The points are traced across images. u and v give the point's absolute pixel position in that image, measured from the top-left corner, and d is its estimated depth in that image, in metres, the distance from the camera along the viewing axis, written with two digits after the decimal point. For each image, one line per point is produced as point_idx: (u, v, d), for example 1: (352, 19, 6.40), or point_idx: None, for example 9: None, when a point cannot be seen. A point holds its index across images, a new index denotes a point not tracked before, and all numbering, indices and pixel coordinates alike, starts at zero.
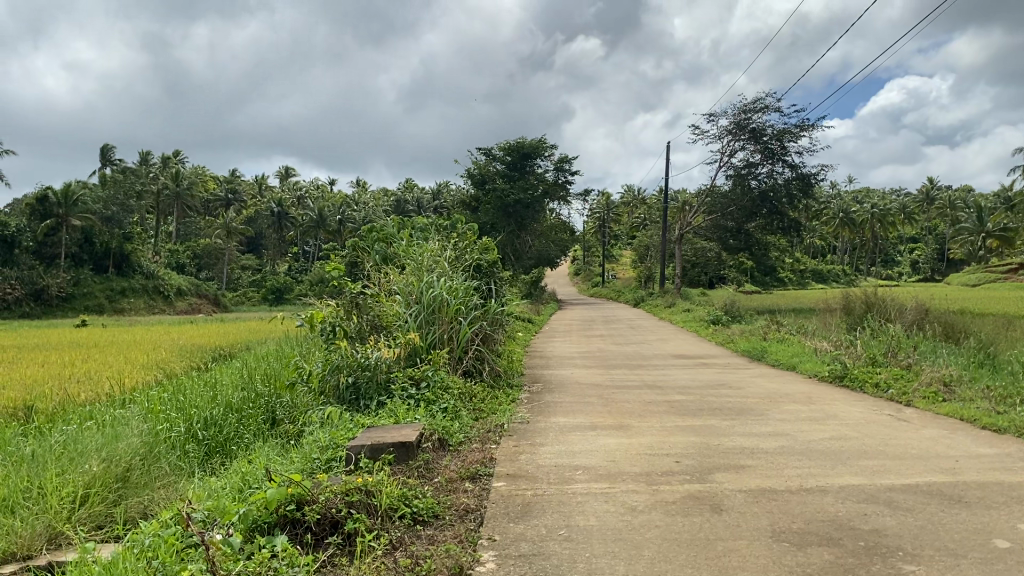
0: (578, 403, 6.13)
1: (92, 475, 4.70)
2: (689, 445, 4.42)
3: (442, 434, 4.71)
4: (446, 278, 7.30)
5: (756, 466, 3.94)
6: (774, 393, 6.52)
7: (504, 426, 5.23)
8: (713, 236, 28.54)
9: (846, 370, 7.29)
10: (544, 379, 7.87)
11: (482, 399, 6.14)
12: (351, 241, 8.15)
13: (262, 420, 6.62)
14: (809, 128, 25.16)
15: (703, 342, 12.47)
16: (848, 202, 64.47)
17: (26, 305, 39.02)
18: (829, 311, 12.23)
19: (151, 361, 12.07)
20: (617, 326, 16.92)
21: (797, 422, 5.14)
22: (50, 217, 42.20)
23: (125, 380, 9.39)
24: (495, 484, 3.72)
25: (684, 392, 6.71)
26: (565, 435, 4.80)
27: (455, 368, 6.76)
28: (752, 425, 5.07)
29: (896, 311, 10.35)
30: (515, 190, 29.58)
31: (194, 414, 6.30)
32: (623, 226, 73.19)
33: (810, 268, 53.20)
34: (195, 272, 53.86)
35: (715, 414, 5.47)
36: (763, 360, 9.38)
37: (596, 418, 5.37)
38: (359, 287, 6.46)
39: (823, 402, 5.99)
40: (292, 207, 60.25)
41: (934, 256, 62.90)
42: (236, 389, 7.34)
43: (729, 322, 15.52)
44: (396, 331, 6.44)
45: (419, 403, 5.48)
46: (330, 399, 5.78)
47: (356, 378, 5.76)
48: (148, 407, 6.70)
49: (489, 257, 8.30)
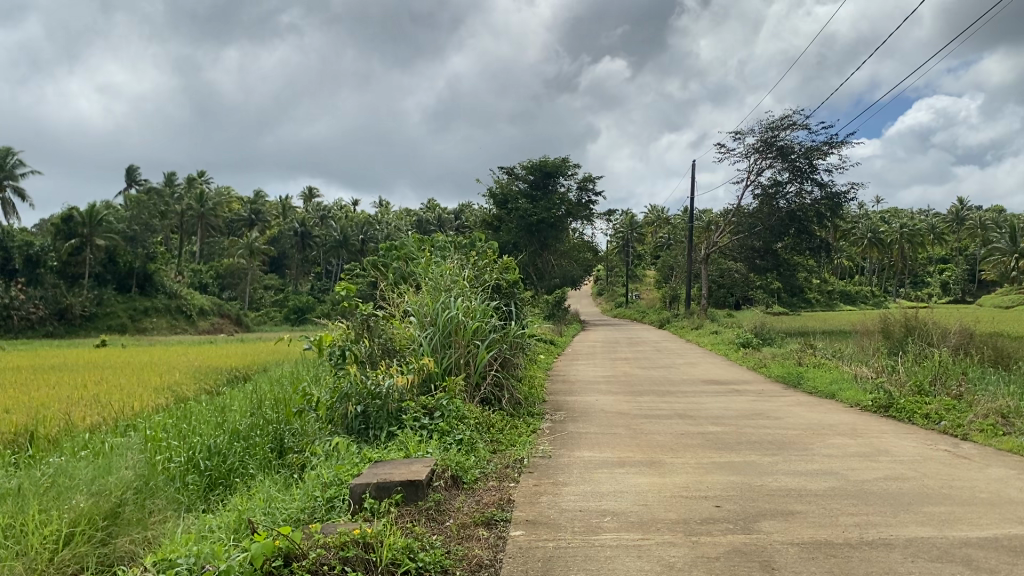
0: (605, 435, 5.69)
1: (78, 511, 4.31)
2: (728, 486, 3.98)
3: (455, 470, 4.31)
4: (464, 298, 6.92)
5: (807, 512, 3.50)
6: (815, 425, 6.06)
7: (524, 461, 4.82)
8: (739, 256, 28.01)
9: (890, 399, 6.82)
10: (567, 406, 7.45)
11: (501, 430, 5.73)
12: (368, 259, 7.83)
13: (268, 449, 6.25)
14: (838, 145, 24.67)
15: (735, 366, 12.00)
16: (876, 222, 63.68)
17: (49, 325, 39.21)
18: (866, 334, 11.70)
19: (164, 384, 11.77)
20: (642, 349, 16.49)
21: (849, 460, 4.66)
22: (75, 237, 42.43)
23: (133, 404, 9.06)
24: (512, 533, 3.31)
25: (719, 422, 6.25)
26: (589, 473, 4.37)
27: (471, 396, 6.37)
28: (798, 461, 4.60)
29: (938, 335, 9.84)
30: (538, 209, 29.28)
31: (196, 443, 5.96)
32: (647, 246, 72.73)
33: (837, 289, 52.39)
34: (218, 292, 53.95)
35: (754, 449, 5.03)
36: (799, 387, 8.88)
37: (622, 453, 4.95)
38: (370, 308, 6.04)
39: (871, 436, 5.51)
40: (316, 227, 60.34)
41: (965, 276, 61.72)
42: (244, 415, 6.99)
43: (759, 344, 15.01)
44: (410, 356, 6.06)
45: (431, 434, 5.08)
46: (338, 429, 5.41)
47: (366, 407, 5.37)
48: (149, 434, 6.33)
49: (509, 276, 7.93)
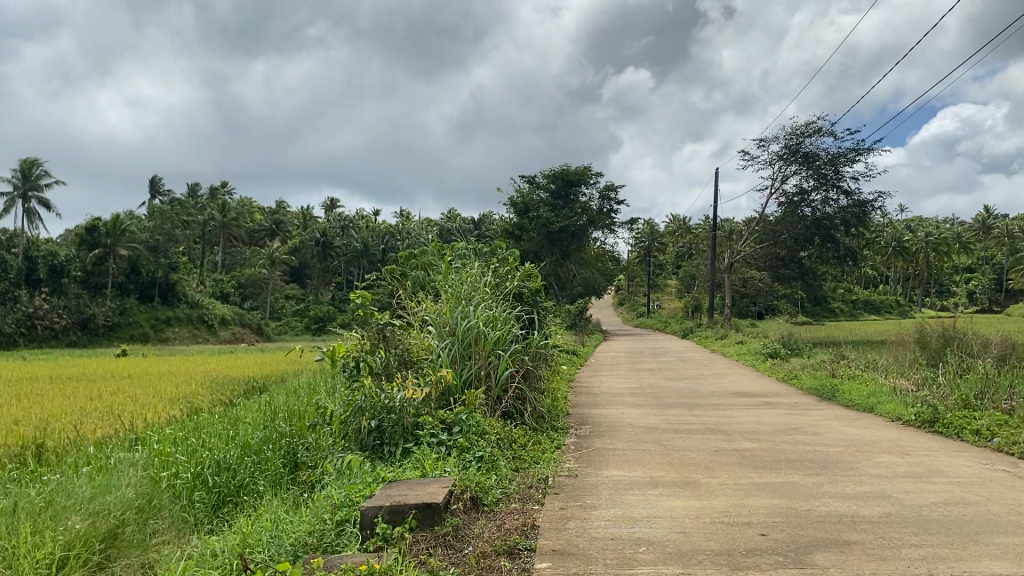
0: (634, 452, 5.36)
1: (73, 533, 4.03)
2: (773, 512, 3.65)
3: (475, 491, 4.00)
4: (484, 306, 6.62)
5: (865, 543, 3.16)
6: (857, 440, 5.70)
7: (548, 480, 4.50)
8: (764, 265, 27.54)
9: (936, 414, 6.41)
10: (591, 420, 7.13)
11: (523, 446, 5.42)
12: (386, 267, 7.57)
13: (281, 464, 5.98)
14: (865, 151, 24.20)
15: (764, 377, 11.63)
16: (901, 230, 63.04)
17: (72, 334, 39.46)
18: (900, 344, 11.26)
19: (178, 394, 11.55)
20: (665, 359, 16.12)
21: (901, 480, 4.30)
22: (98, 247, 42.58)
23: (145, 416, 8.84)
24: (536, 565, 3.00)
25: (754, 438, 5.88)
26: (620, 495, 4.04)
27: (492, 409, 6.07)
28: (845, 483, 4.25)
29: (978, 346, 9.41)
30: (559, 217, 29.01)
31: (205, 457, 5.69)
32: (668, 255, 72.37)
33: (862, 298, 51.73)
34: (239, 301, 53.92)
35: (795, 468, 4.68)
36: (834, 400, 8.47)
37: (653, 471, 4.61)
38: (386, 317, 5.71)
39: (921, 454, 5.12)
40: (337, 237, 60.46)
41: (992, 285, 60.53)
42: (257, 428, 6.72)
43: (787, 355, 14.57)
44: (426, 367, 5.76)
45: (450, 452, 4.77)
46: (352, 445, 5.12)
47: (380, 421, 5.08)
48: (157, 448, 6.06)
49: (532, 283, 7.62)
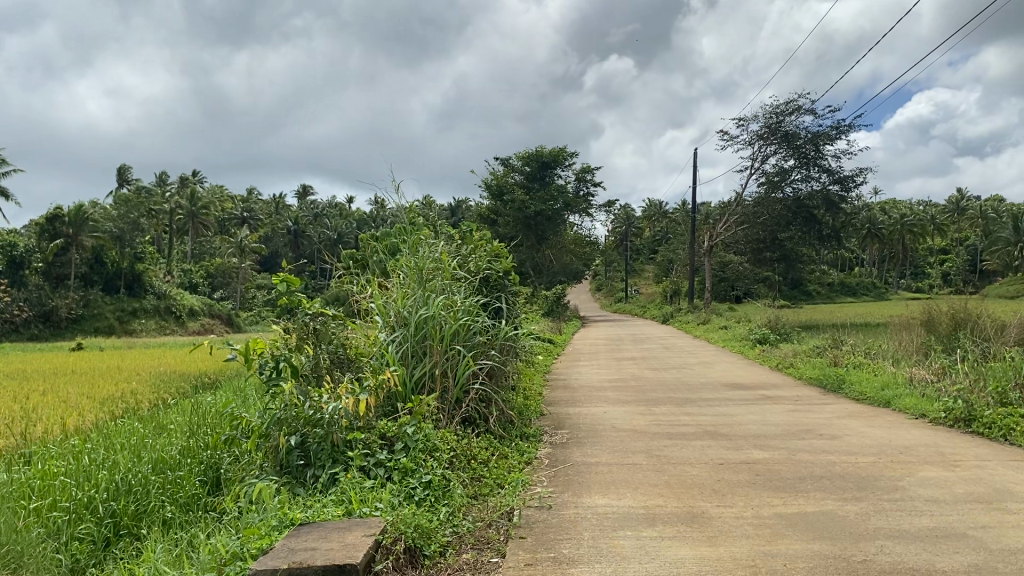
0: (620, 468, 4.35)
1: None
2: (819, 566, 2.66)
3: (413, 539, 2.98)
4: (444, 291, 5.56)
5: None
6: (889, 446, 4.74)
7: (515, 516, 3.49)
8: (745, 249, 26.65)
9: (972, 411, 5.50)
10: (566, 423, 6.08)
11: (484, 463, 4.39)
12: (344, 254, 6.45)
13: (198, 482, 4.92)
14: (846, 129, 23.20)
15: (756, 366, 10.69)
16: (878, 210, 62.87)
17: (34, 327, 37.89)
18: (905, 326, 10.33)
19: (111, 395, 10.33)
20: (648, 345, 15.27)
21: (970, 510, 3.31)
22: (60, 236, 40.98)
23: (61, 424, 7.67)
24: None
25: (764, 445, 4.90)
26: (606, 539, 3.04)
27: (449, 417, 5.02)
28: (905, 516, 3.24)
29: (994, 329, 8.50)
30: (536, 201, 28.01)
31: (93, 482, 4.59)
32: (646, 240, 71.97)
33: (839, 281, 51.42)
34: (208, 291, 52.37)
35: (826, 490, 3.68)
36: (843, 392, 7.53)
37: (645, 499, 3.60)
38: (319, 305, 4.52)
39: (974, 465, 4.15)
40: (310, 224, 59.20)
41: (967, 266, 60.05)
42: (176, 439, 5.66)
43: (777, 340, 13.68)
44: (366, 369, 4.70)
45: (390, 476, 3.78)
46: (269, 465, 4.03)
47: (305, 437, 4.00)
48: (42, 467, 4.96)
49: (500, 266, 6.50)
